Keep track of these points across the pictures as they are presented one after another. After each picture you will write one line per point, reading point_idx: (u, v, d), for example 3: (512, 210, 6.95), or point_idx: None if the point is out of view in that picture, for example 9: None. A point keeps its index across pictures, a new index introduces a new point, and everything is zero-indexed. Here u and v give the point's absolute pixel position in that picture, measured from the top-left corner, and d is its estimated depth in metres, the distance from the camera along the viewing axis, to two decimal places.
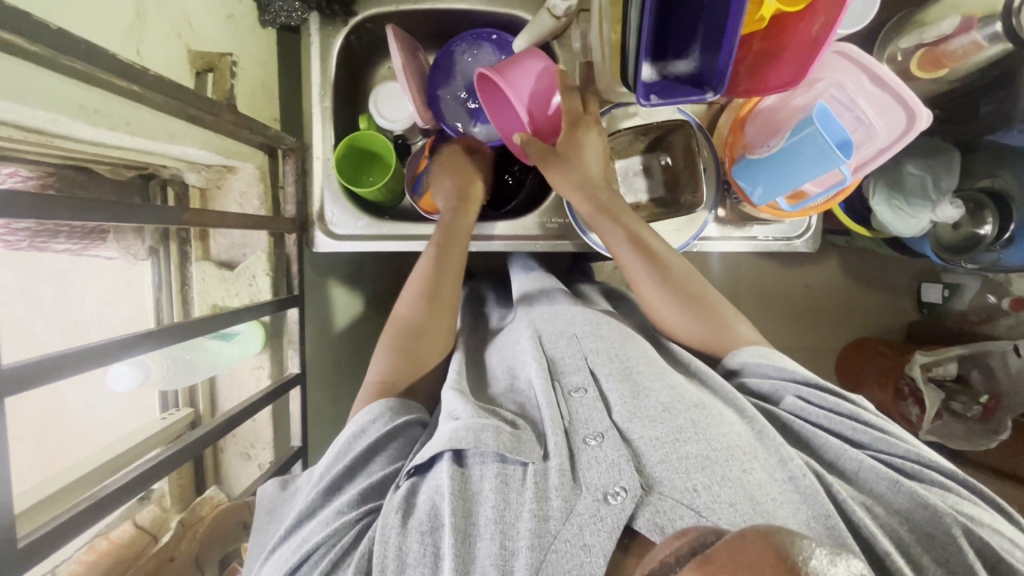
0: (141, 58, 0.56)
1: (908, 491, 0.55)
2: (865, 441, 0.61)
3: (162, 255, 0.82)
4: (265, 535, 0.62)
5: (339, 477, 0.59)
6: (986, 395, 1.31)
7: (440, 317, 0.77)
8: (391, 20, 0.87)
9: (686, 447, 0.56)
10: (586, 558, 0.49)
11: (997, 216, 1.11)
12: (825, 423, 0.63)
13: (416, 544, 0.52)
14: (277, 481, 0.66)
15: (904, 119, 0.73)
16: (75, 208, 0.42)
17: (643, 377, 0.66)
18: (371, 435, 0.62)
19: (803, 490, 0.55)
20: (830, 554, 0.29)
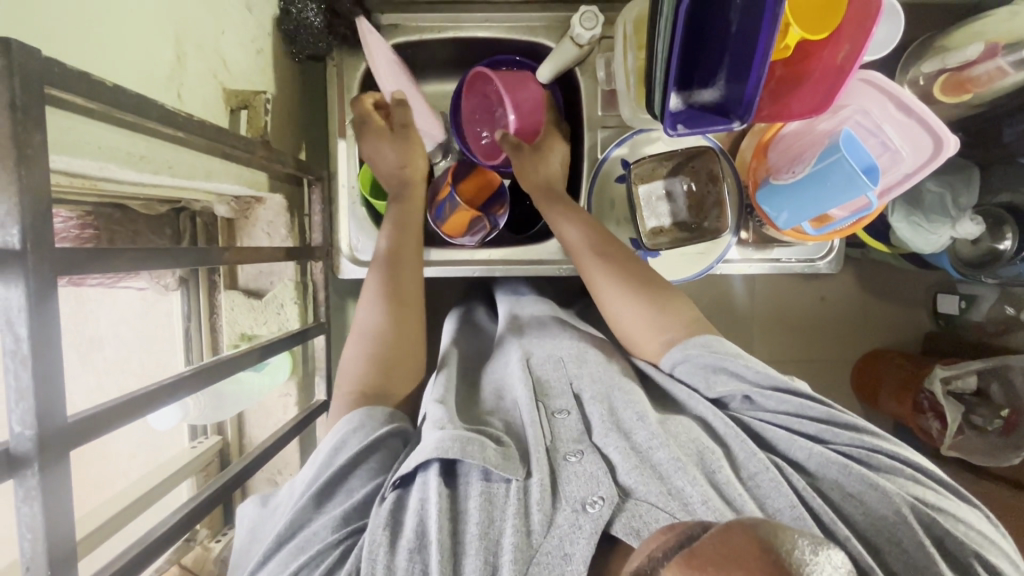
0: (182, 100, 0.57)
1: (858, 474, 0.58)
2: (814, 432, 0.62)
3: (191, 285, 0.83)
4: (246, 556, 0.61)
5: (320, 491, 0.57)
6: (1007, 408, 1.30)
7: (405, 342, 0.71)
8: (414, 48, 0.88)
9: (659, 453, 0.59)
10: (568, 566, 0.51)
11: (1017, 232, 1.09)
12: (777, 421, 0.63)
13: (405, 563, 0.51)
14: (257, 498, 0.66)
15: (930, 145, 0.73)
16: (131, 260, 0.43)
17: (620, 394, 0.66)
18: (350, 449, 0.59)
19: (767, 484, 0.58)
20: (812, 545, 0.35)
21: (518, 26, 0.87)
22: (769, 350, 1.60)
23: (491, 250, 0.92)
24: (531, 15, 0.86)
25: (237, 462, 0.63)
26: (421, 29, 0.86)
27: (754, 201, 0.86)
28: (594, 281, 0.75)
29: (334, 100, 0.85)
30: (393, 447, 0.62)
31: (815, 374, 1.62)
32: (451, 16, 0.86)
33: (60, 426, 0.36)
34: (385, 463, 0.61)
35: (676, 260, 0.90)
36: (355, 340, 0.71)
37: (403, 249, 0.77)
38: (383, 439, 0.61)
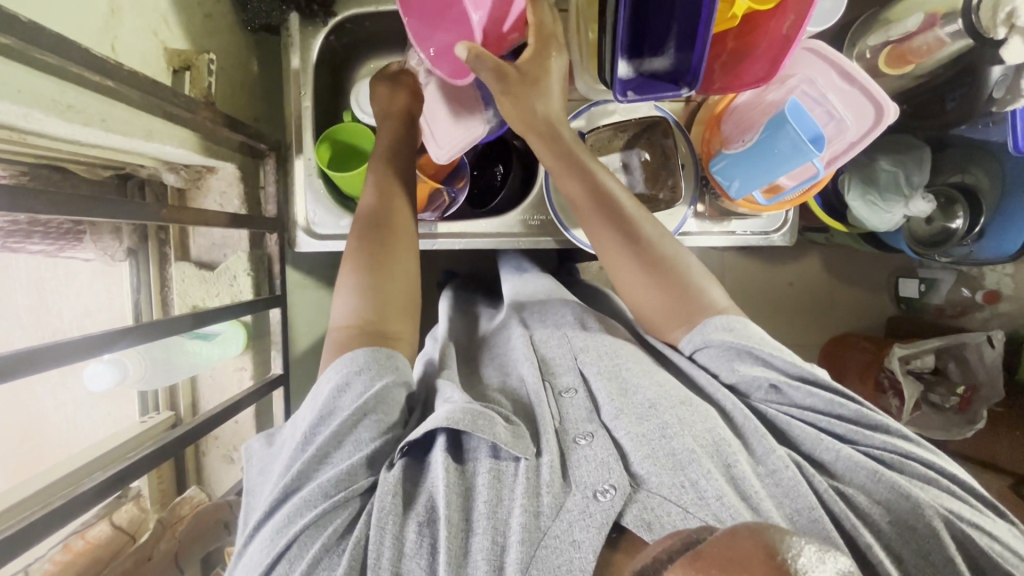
0: (116, 53, 0.56)
1: (889, 482, 0.55)
2: (843, 433, 0.60)
3: (141, 256, 0.81)
4: (255, 491, 0.61)
5: (325, 445, 0.56)
6: (963, 386, 1.35)
7: (404, 274, 0.70)
8: (371, 19, 0.88)
9: (672, 443, 0.57)
10: (576, 554, 0.49)
11: (968, 210, 1.15)
12: (798, 417, 0.62)
13: (412, 535, 0.52)
14: (263, 438, 0.65)
15: (871, 112, 0.75)
16: (49, 201, 0.43)
17: (631, 374, 0.66)
18: (353, 398, 0.58)
19: (785, 483, 0.56)
20: (818, 551, 0.32)
21: None
22: None
23: (451, 224, 0.92)
24: None
25: (186, 422, 0.63)
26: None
27: (708, 172, 0.87)
28: (597, 236, 0.72)
29: (289, 70, 0.84)
30: (400, 397, 0.61)
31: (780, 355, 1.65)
32: None
33: None
34: (389, 417, 0.59)
35: None
36: (347, 286, 0.68)
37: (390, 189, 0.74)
38: (385, 391, 0.59)
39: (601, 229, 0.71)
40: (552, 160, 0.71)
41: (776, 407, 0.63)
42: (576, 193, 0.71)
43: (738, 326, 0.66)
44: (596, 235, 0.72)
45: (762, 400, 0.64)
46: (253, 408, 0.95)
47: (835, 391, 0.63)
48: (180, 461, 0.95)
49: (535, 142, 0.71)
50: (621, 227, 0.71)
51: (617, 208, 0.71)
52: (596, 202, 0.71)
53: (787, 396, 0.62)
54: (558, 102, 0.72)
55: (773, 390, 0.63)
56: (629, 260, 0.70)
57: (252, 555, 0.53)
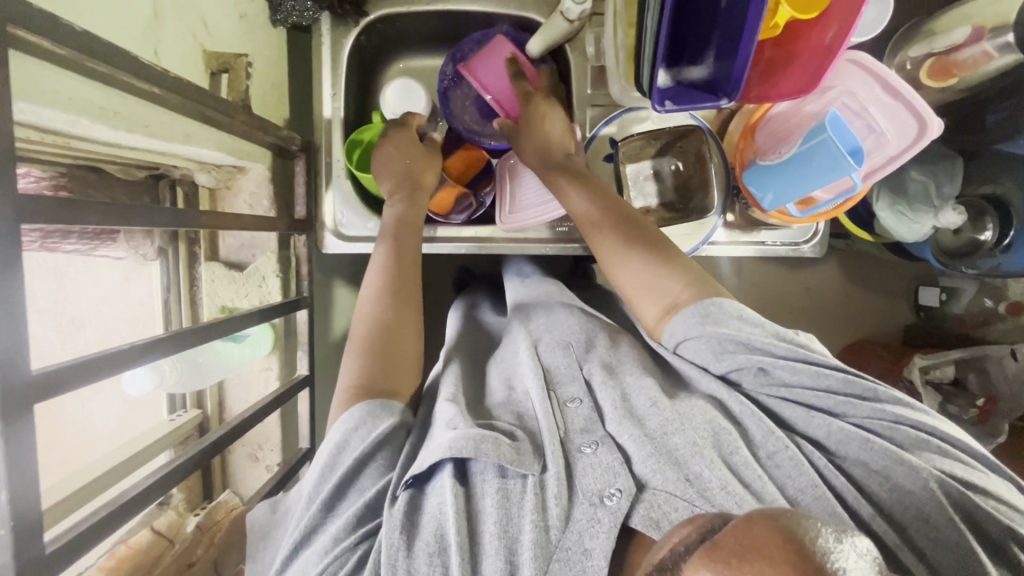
0: (158, 58, 0.56)
1: (882, 448, 0.56)
2: (834, 406, 0.59)
3: (171, 255, 0.82)
4: (262, 560, 0.62)
5: (329, 496, 0.58)
6: (982, 398, 1.34)
7: (404, 333, 0.72)
8: (402, 20, 0.87)
9: (673, 440, 0.57)
10: (589, 561, 0.50)
11: (998, 222, 1.13)
12: (790, 396, 0.60)
13: (424, 564, 0.51)
14: (267, 504, 0.67)
15: (914, 126, 0.73)
16: (100, 214, 0.43)
17: (632, 380, 0.65)
18: (354, 446, 0.60)
19: (789, 464, 0.57)
20: (835, 534, 0.33)
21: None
22: None
23: (476, 228, 0.91)
24: None
25: (217, 428, 0.64)
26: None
27: (741, 182, 0.86)
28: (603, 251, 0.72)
29: (320, 70, 0.84)
30: (399, 445, 0.62)
31: None
32: None
33: (15, 373, 0.36)
34: (387, 463, 0.60)
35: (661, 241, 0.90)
36: (349, 355, 0.70)
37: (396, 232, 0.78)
38: (389, 434, 0.61)
39: (605, 242, 0.71)
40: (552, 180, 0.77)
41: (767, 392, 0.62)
42: (580, 209, 0.74)
43: (726, 308, 0.63)
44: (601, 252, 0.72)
45: (754, 384, 0.62)
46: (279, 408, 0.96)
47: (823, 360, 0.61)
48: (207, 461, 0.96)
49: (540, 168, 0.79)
50: (623, 233, 0.71)
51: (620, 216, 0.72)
52: (601, 217, 0.72)
53: (776, 376, 0.60)
54: (558, 133, 0.79)
55: (762, 373, 0.61)
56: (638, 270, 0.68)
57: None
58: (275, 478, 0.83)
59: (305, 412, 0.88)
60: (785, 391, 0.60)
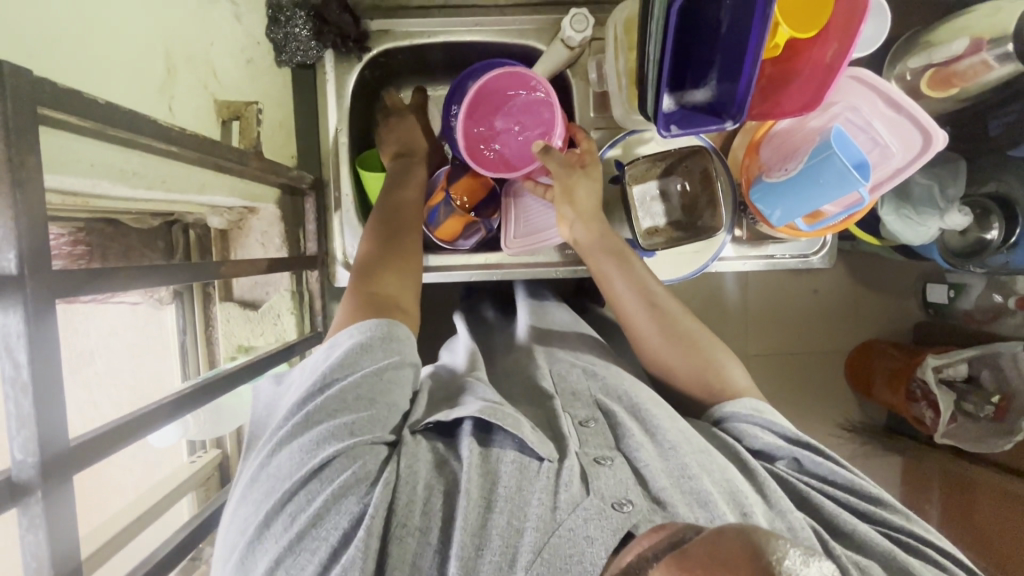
0: (173, 113, 0.57)
1: (903, 564, 0.55)
2: (862, 511, 0.60)
3: (186, 298, 0.83)
4: (261, 429, 0.61)
5: (349, 390, 0.57)
6: (998, 395, 1.32)
7: (404, 261, 0.72)
8: (405, 53, 0.88)
9: (692, 484, 0.57)
10: (589, 548, 0.49)
11: (1003, 221, 1.13)
12: (818, 489, 0.62)
13: (434, 500, 0.53)
14: (273, 377, 0.65)
15: (918, 139, 0.73)
16: (128, 278, 0.44)
17: (651, 415, 0.66)
18: (374, 359, 0.59)
19: (801, 541, 0.55)
20: (803, 557, 0.35)
21: (508, 30, 0.87)
22: (765, 344, 1.61)
23: (487, 255, 0.92)
24: (521, 19, 0.87)
25: None
26: (412, 33, 0.86)
27: (748, 199, 0.86)
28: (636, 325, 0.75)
29: (326, 108, 0.85)
30: (408, 378, 0.61)
31: (810, 367, 1.63)
32: (440, 22, 0.85)
33: (59, 444, 0.36)
34: (397, 395, 0.59)
35: (673, 259, 0.91)
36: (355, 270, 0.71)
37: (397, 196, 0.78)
38: (393, 370, 0.59)
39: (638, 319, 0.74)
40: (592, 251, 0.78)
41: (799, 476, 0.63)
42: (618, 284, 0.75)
43: (765, 411, 0.68)
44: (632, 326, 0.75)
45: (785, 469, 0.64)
46: None
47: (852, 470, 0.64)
48: None
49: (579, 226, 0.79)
50: (659, 318, 0.74)
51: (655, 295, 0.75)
52: (641, 300, 0.74)
53: (808, 468, 0.64)
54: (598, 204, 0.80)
55: (794, 463, 0.64)
56: (664, 344, 0.73)
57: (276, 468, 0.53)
58: None
59: None
60: (816, 483, 0.63)
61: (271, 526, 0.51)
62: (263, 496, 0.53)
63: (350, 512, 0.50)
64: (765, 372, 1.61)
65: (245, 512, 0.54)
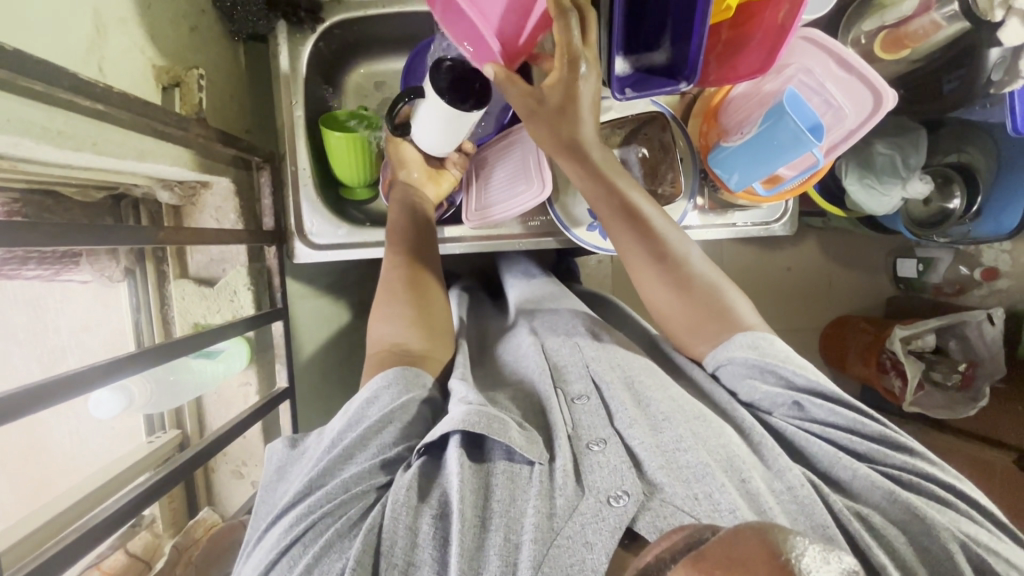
0: (105, 75, 0.55)
1: (904, 502, 0.54)
2: (863, 452, 0.59)
3: (139, 275, 0.81)
4: (273, 493, 0.60)
5: (350, 444, 0.57)
6: (964, 363, 1.36)
7: (434, 293, 0.76)
8: (360, 23, 0.87)
9: (686, 456, 0.56)
10: (589, 554, 0.49)
11: (965, 190, 1.15)
12: (821, 434, 0.61)
13: (425, 523, 0.52)
14: (286, 440, 0.65)
15: (870, 101, 0.74)
16: (42, 234, 0.43)
17: (644, 386, 0.66)
18: (383, 404, 0.60)
19: (801, 501, 0.54)
20: (821, 552, 0.31)
21: None
22: None
23: (449, 228, 0.91)
24: None
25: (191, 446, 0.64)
26: (367, 3, 0.84)
27: (707, 166, 0.87)
28: (637, 269, 0.73)
29: (280, 79, 0.84)
30: (422, 414, 0.62)
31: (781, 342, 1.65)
32: None
33: None
34: (413, 429, 0.60)
35: None
36: (387, 315, 0.72)
37: (415, 228, 0.79)
38: (409, 404, 0.61)
39: (640, 267, 0.72)
40: (587, 185, 0.72)
41: (799, 425, 0.62)
42: (617, 225, 0.72)
43: (762, 343, 0.65)
44: (635, 272, 0.73)
45: (784, 417, 0.64)
46: (260, 423, 0.95)
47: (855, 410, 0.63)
48: (189, 481, 0.95)
49: (568, 163, 0.71)
50: (650, 247, 0.71)
51: (656, 239, 0.71)
52: (627, 224, 0.71)
53: (809, 413, 0.62)
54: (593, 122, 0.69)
55: (795, 407, 0.63)
56: (670, 297, 0.71)
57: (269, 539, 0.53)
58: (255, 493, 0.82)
59: (286, 425, 0.87)
60: (820, 427, 0.61)
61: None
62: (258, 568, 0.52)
63: (333, 569, 0.49)
64: None
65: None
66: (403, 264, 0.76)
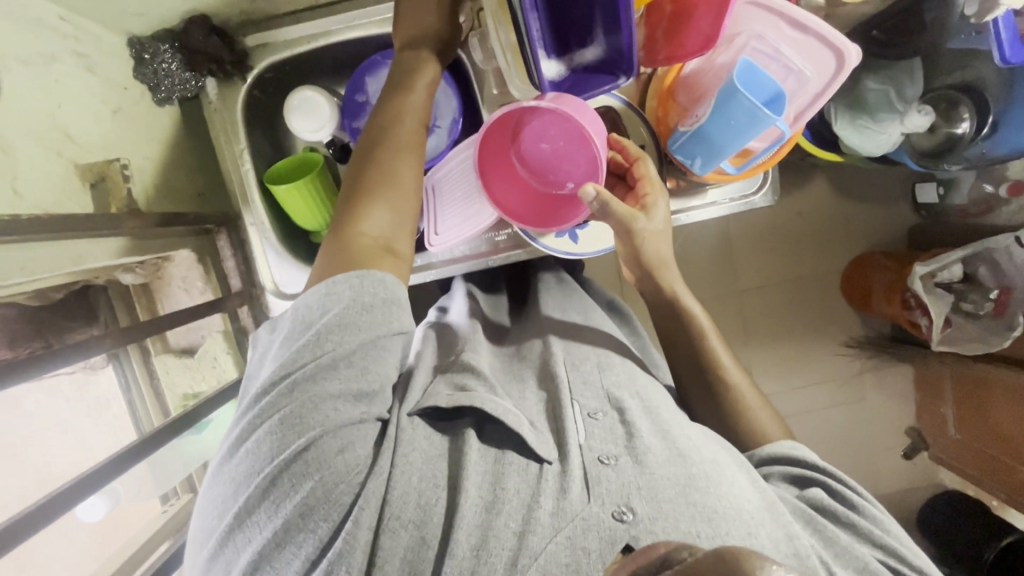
0: (21, 193, 0.55)
1: None
2: (881, 547, 0.58)
3: (123, 358, 0.84)
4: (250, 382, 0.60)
5: (337, 361, 0.55)
6: (995, 290, 1.25)
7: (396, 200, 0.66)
8: (293, 64, 0.85)
9: (698, 496, 0.53)
10: (584, 559, 0.48)
11: (975, 111, 1.06)
12: (845, 523, 0.60)
13: (432, 493, 0.53)
14: (266, 323, 0.63)
15: (832, 60, 0.68)
16: None
17: (664, 419, 0.64)
18: (371, 322, 0.58)
19: (806, 568, 0.51)
20: None
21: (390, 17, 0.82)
22: (750, 279, 1.55)
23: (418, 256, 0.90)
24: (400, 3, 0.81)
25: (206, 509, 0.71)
26: (292, 42, 0.81)
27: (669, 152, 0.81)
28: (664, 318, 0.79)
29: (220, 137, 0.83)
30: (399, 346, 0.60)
31: (801, 294, 1.57)
32: (317, 24, 0.81)
33: None
34: (390, 359, 0.59)
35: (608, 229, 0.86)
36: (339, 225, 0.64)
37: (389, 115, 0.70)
38: (387, 340, 0.59)
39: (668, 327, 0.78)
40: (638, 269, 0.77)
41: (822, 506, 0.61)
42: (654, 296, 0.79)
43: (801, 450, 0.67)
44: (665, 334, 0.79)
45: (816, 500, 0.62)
46: None
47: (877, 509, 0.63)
48: None
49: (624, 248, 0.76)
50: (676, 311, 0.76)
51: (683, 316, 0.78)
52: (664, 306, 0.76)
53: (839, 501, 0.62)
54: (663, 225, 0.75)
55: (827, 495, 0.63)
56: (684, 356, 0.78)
57: (260, 446, 0.53)
58: None
59: None
60: (850, 517, 0.60)
61: (255, 514, 0.51)
62: (246, 476, 0.53)
63: (324, 521, 0.50)
64: (751, 306, 1.56)
65: (223, 492, 0.54)
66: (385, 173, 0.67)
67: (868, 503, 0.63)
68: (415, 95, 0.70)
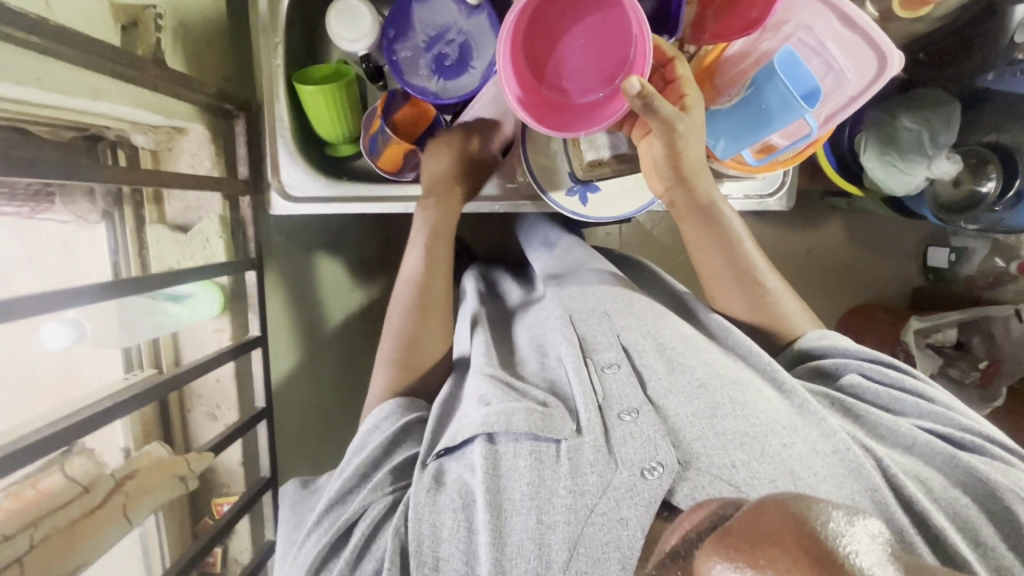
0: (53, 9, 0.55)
1: (965, 465, 0.57)
2: (924, 415, 0.63)
3: (117, 218, 0.84)
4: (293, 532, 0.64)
5: (367, 464, 0.62)
6: (985, 360, 1.23)
7: (431, 323, 0.77)
8: None
9: (723, 423, 0.57)
10: (624, 531, 0.49)
11: (1000, 171, 1.03)
12: (885, 398, 0.64)
13: (450, 518, 0.54)
14: (297, 482, 0.70)
15: (874, 64, 0.69)
16: None
17: (677, 354, 0.64)
18: (393, 426, 0.65)
19: (848, 463, 0.55)
20: (847, 516, 0.29)
21: None
22: None
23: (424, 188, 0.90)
24: None
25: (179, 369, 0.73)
26: None
27: None
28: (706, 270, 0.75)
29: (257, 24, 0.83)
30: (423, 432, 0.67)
31: None
32: None
33: None
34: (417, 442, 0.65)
35: (617, 196, 0.86)
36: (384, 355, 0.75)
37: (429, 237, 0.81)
38: (409, 427, 0.65)
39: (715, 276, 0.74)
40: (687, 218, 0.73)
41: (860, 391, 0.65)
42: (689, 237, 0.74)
43: (834, 338, 0.70)
44: (706, 278, 0.75)
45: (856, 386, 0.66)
46: (234, 367, 0.98)
47: (911, 374, 0.67)
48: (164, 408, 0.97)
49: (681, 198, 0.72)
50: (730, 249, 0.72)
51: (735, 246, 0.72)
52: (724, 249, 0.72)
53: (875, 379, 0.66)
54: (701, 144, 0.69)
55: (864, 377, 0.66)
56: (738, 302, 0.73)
57: (310, 549, 0.58)
58: (233, 430, 0.86)
59: (259, 372, 0.92)
60: (887, 393, 0.64)
61: None
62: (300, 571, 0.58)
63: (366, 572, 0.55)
64: None
65: None
66: (421, 271, 0.79)
67: (899, 369, 0.67)
68: (445, 219, 0.82)
